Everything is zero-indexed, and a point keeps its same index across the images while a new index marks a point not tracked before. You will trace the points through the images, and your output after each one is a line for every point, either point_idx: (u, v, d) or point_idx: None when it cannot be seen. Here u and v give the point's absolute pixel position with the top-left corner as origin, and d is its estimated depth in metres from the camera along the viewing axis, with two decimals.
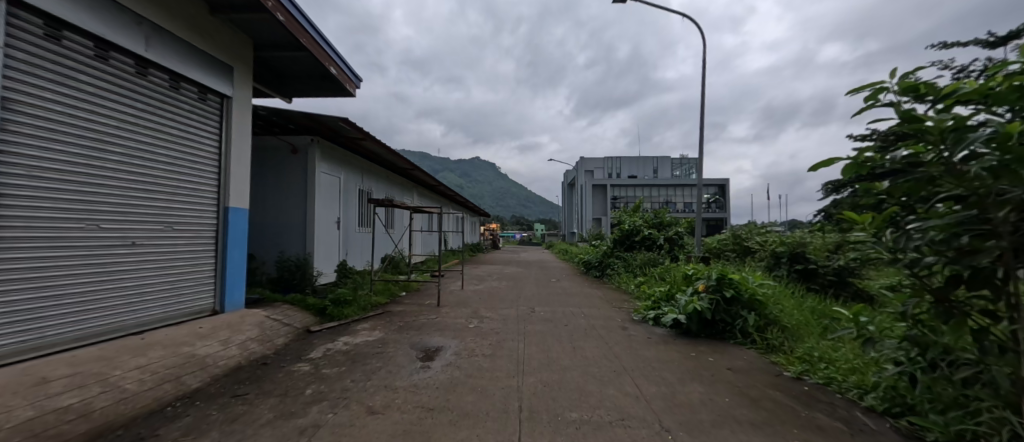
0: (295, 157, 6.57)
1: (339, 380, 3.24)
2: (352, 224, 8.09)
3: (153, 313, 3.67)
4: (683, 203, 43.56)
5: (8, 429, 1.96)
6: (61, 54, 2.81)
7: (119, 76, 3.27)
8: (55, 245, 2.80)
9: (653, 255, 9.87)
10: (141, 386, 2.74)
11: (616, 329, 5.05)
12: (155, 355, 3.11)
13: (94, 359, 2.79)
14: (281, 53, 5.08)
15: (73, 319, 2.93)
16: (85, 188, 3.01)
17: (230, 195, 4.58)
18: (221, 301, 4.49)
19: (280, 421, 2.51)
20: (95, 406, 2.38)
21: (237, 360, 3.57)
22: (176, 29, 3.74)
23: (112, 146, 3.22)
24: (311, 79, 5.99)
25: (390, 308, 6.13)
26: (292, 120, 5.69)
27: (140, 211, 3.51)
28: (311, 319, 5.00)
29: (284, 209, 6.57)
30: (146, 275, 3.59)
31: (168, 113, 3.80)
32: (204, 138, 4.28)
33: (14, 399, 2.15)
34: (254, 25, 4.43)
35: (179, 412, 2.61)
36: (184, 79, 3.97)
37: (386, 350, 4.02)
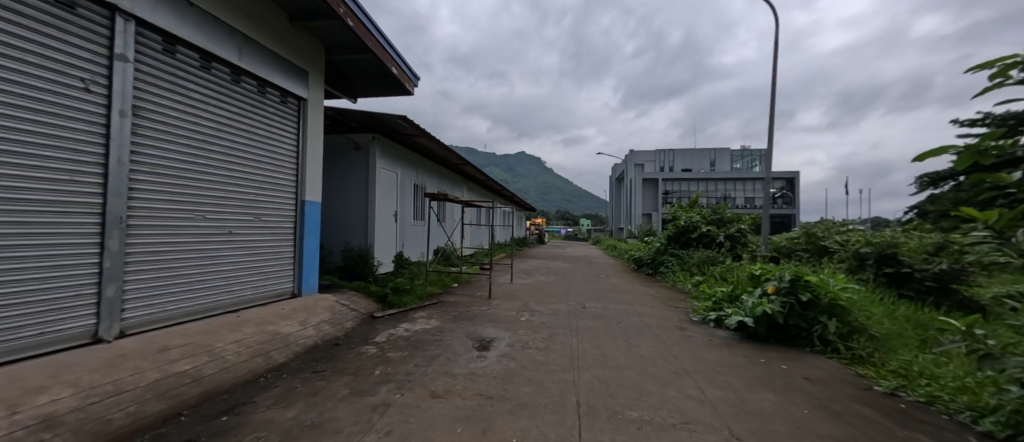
0: (357, 153, 7.01)
1: (402, 363, 3.44)
2: (409, 217, 8.53)
3: (245, 294, 4.10)
4: (742, 198, 40.52)
5: (141, 387, 2.37)
6: (174, 66, 3.22)
7: (218, 84, 3.69)
8: (171, 231, 3.24)
9: (710, 253, 9.33)
10: (238, 357, 3.11)
11: (673, 328, 4.85)
12: (248, 331, 3.50)
13: (201, 332, 3.20)
14: (348, 57, 5.41)
15: (182, 298, 3.35)
16: (192, 181, 3.43)
17: (306, 189, 4.96)
18: (298, 285, 4.88)
19: (353, 398, 2.73)
20: (204, 373, 2.76)
21: (313, 340, 3.91)
22: (263, 39, 4.14)
23: (212, 145, 3.63)
24: (373, 80, 6.32)
25: (443, 298, 6.37)
26: (355, 119, 6.06)
27: (234, 204, 3.93)
28: (374, 305, 5.36)
29: (347, 202, 7.01)
30: (241, 261, 4.03)
31: (256, 116, 4.20)
32: (285, 137, 4.67)
33: (147, 363, 2.57)
34: (325, 31, 4.77)
35: (269, 383, 2.93)
36: (270, 84, 4.38)
37: (443, 338, 4.19)
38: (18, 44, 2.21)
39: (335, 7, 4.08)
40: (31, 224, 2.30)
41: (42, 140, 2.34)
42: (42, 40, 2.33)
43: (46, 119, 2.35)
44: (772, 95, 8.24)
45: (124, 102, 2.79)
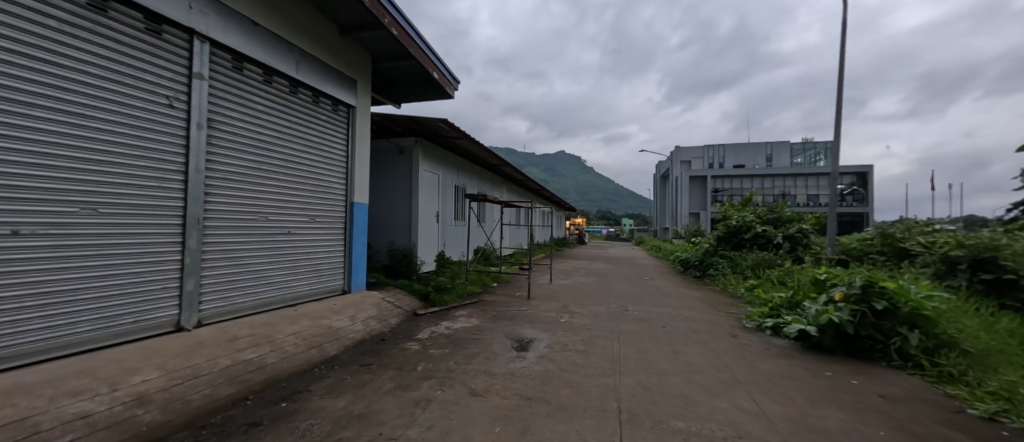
0: (401, 157, 7.32)
1: (443, 361, 3.53)
2: (450, 217, 8.77)
3: (304, 289, 4.42)
4: (803, 195, 37.14)
5: (215, 373, 2.65)
6: (242, 81, 3.56)
7: (278, 95, 4.01)
8: (240, 232, 3.58)
9: (766, 255, 8.65)
10: (296, 348, 3.36)
11: (724, 335, 4.55)
12: (304, 324, 3.77)
13: (264, 324, 3.50)
14: (393, 65, 5.66)
15: (249, 292, 3.68)
16: (256, 185, 3.76)
17: (356, 192, 5.24)
18: (348, 282, 5.17)
19: (397, 392, 2.84)
20: (267, 362, 3.02)
21: (361, 334, 4.14)
22: (317, 52, 4.44)
23: (274, 152, 3.97)
24: (416, 86, 6.56)
25: (483, 297, 6.46)
26: (399, 124, 6.32)
27: (294, 207, 4.24)
28: (417, 303, 5.56)
29: (392, 204, 7.33)
30: (299, 259, 4.33)
31: (312, 124, 4.50)
32: (338, 143, 4.97)
33: (218, 350, 2.87)
34: (373, 41, 5.03)
35: (323, 373, 3.15)
36: (324, 94, 4.66)
37: (483, 337, 4.25)
38: (118, 69, 2.57)
39: (380, 17, 4.27)
40: (132, 225, 2.68)
41: (137, 151, 2.69)
42: (136, 64, 2.68)
43: (139, 132, 2.71)
44: (840, 82, 7.47)
45: (201, 115, 3.14)
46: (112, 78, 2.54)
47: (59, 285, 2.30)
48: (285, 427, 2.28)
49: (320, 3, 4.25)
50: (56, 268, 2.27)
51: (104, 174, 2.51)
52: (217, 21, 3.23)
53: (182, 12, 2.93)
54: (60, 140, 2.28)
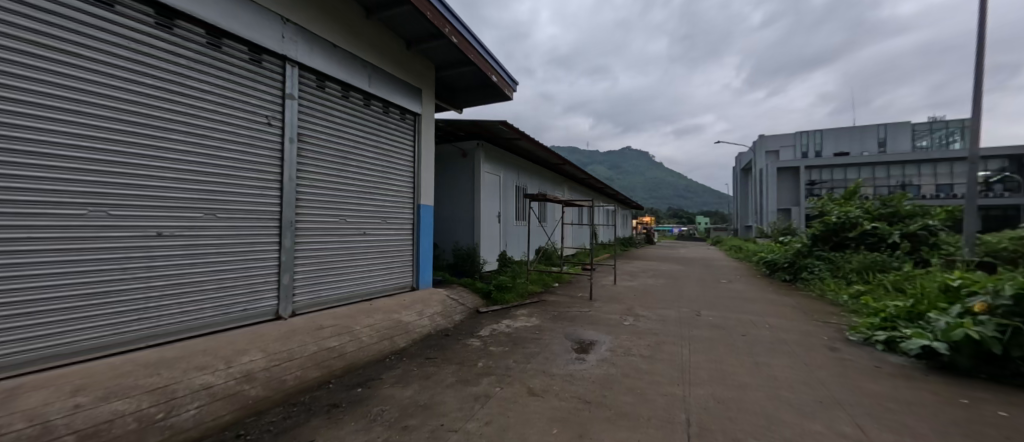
0: (465, 160, 7.61)
1: (503, 358, 3.59)
2: (512, 217, 8.90)
3: (380, 284, 4.81)
4: (932, 184, 30.71)
5: (304, 358, 3.07)
6: (324, 98, 3.99)
7: (354, 109, 4.42)
8: (325, 232, 3.99)
9: (879, 257, 7.32)
10: (370, 339, 3.69)
11: (821, 348, 3.94)
12: (378, 317, 4.10)
13: (345, 315, 3.89)
14: (455, 72, 5.91)
15: (333, 286, 4.11)
16: (338, 191, 4.18)
17: (424, 194, 5.52)
18: (416, 279, 5.40)
19: (458, 386, 2.96)
20: (346, 350, 3.38)
21: (428, 329, 4.39)
22: (387, 66, 4.81)
23: (353, 160, 4.39)
24: (477, 91, 6.76)
25: (544, 297, 6.44)
26: (461, 128, 6.58)
27: (368, 209, 4.62)
28: (479, 300, 5.73)
29: (457, 205, 7.65)
30: (373, 257, 4.69)
31: (383, 133, 4.86)
32: (408, 149, 5.32)
33: (307, 337, 3.28)
34: (435, 51, 5.30)
35: (393, 364, 3.41)
36: (393, 104, 5.00)
37: (542, 337, 4.22)
38: (230, 95, 3.11)
39: (440, 27, 4.49)
40: (241, 227, 3.20)
41: (244, 164, 3.21)
42: (243, 90, 3.21)
43: (246, 148, 3.23)
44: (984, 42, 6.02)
45: (293, 131, 3.61)
46: (226, 103, 3.08)
47: (190, 279, 2.87)
48: (360, 411, 2.56)
49: (389, 21, 4.60)
50: (190, 263, 2.86)
51: (220, 184, 3.04)
52: (304, 47, 3.69)
53: (275, 41, 3.41)
54: (189, 158, 2.83)
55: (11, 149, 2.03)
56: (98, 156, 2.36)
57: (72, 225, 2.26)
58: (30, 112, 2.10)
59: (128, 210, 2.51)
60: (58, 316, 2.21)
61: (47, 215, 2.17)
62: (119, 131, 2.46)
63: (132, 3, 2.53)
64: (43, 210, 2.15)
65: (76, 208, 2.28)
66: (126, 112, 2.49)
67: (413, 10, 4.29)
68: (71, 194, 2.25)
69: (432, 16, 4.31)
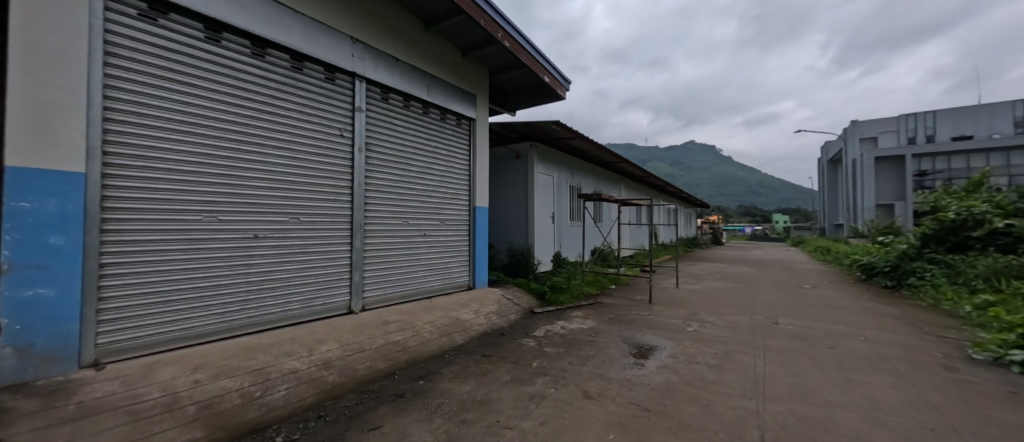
0: (518, 162, 7.69)
1: (557, 359, 3.57)
2: (566, 218, 8.80)
3: (440, 283, 5.05)
4: None
5: (373, 349, 3.34)
6: (387, 109, 4.30)
7: (415, 117, 4.67)
8: (390, 234, 4.30)
9: (1017, 260, 6.02)
10: (431, 335, 3.89)
11: (935, 366, 3.34)
12: (438, 314, 4.31)
13: (408, 311, 4.15)
14: (507, 76, 6.01)
15: (398, 284, 4.41)
16: (401, 195, 4.47)
17: (479, 197, 5.69)
18: (472, 279, 5.57)
19: (514, 384, 3.01)
20: (409, 344, 3.60)
21: (484, 327, 4.51)
22: (444, 75, 5.04)
23: (414, 166, 4.66)
24: (530, 93, 6.80)
25: (600, 299, 6.28)
26: (515, 130, 6.66)
27: (428, 212, 4.87)
28: (534, 301, 5.75)
29: (511, 207, 7.76)
30: (433, 257, 4.94)
31: (441, 138, 5.09)
32: (464, 153, 5.52)
33: (375, 331, 3.56)
34: (489, 56, 5.44)
35: (451, 359, 3.57)
36: (450, 111, 5.22)
37: (598, 340, 4.12)
38: (309, 111, 3.49)
39: (493, 33, 4.60)
40: (320, 230, 3.57)
41: (321, 172, 3.58)
42: (320, 105, 3.59)
43: (323, 157, 3.59)
44: None
45: (361, 140, 3.94)
46: (306, 119, 3.46)
47: (281, 275, 3.28)
48: (422, 402, 2.72)
49: (445, 31, 4.83)
50: (280, 262, 3.26)
51: (302, 192, 3.43)
52: (370, 63, 4.01)
53: (346, 59, 3.75)
54: (277, 169, 3.24)
55: (149, 168, 2.54)
56: (209, 171, 2.82)
57: (192, 229, 2.75)
58: (160, 135, 2.59)
59: (232, 215, 2.96)
60: (185, 304, 2.71)
61: (174, 221, 2.66)
62: (224, 149, 2.91)
63: (234, 38, 2.98)
64: (171, 216, 2.65)
65: (195, 215, 2.76)
66: (228, 131, 2.93)
67: (467, 18, 4.45)
68: (190, 203, 2.73)
69: (485, 22, 4.44)
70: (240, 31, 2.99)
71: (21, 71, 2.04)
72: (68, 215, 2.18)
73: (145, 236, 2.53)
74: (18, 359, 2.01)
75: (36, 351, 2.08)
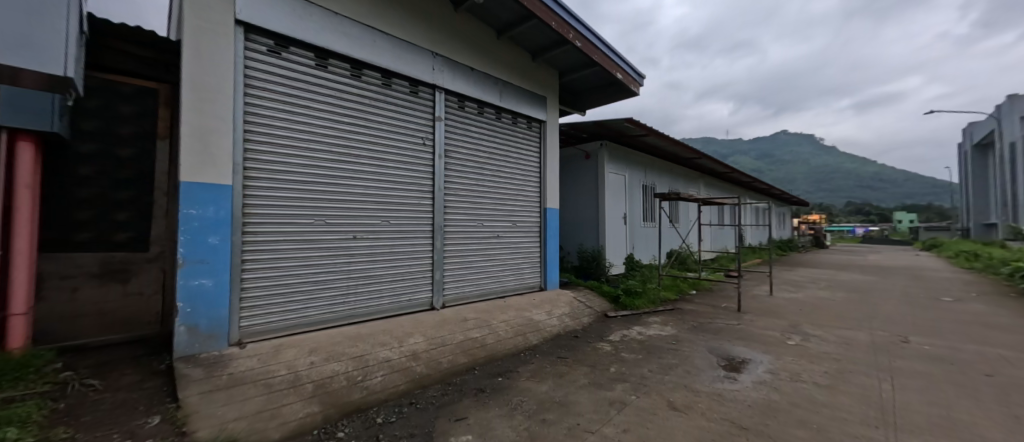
0: (588, 162, 7.57)
1: (637, 366, 3.42)
2: (639, 219, 8.41)
3: (513, 283, 5.17)
4: None
5: (455, 344, 3.54)
6: (464, 116, 4.53)
7: (488, 122, 4.85)
8: (466, 235, 4.51)
9: None
10: (506, 333, 3.99)
11: None
12: (512, 314, 4.41)
13: (484, 309, 4.32)
14: (577, 76, 5.94)
15: (474, 283, 4.61)
16: (477, 198, 4.67)
17: (550, 198, 5.71)
18: (544, 280, 5.60)
19: (592, 388, 2.96)
20: (487, 342, 3.74)
21: (557, 328, 4.51)
22: (515, 80, 5.15)
23: (489, 169, 4.83)
24: (600, 91, 6.64)
25: (679, 305, 5.88)
26: (584, 130, 6.56)
27: (501, 214, 5.01)
28: (607, 304, 5.59)
29: (581, 208, 7.65)
30: (506, 258, 5.07)
31: (512, 142, 5.21)
32: (534, 156, 5.58)
33: (455, 327, 3.76)
34: (559, 58, 5.44)
35: (527, 359, 3.62)
36: (520, 114, 5.32)
37: (681, 348, 3.86)
38: (397, 123, 3.82)
39: (564, 34, 4.59)
40: (406, 231, 3.88)
41: (407, 179, 3.89)
42: (406, 118, 3.91)
43: (408, 166, 3.91)
44: None
45: (441, 148, 4.21)
46: (395, 130, 3.80)
47: (376, 272, 3.65)
48: (503, 398, 2.81)
49: (516, 38, 4.95)
50: (375, 260, 3.63)
51: (392, 197, 3.76)
52: (448, 74, 4.27)
53: (427, 73, 4.04)
54: (371, 177, 3.60)
55: (276, 179, 3.00)
56: (318, 181, 3.24)
57: (308, 231, 3.18)
58: (283, 152, 3.04)
59: (337, 219, 3.36)
60: (304, 294, 3.16)
61: (294, 224, 3.10)
62: (330, 161, 3.32)
63: (337, 63, 3.39)
64: (292, 220, 3.09)
65: (310, 219, 3.19)
66: (333, 145, 3.34)
67: (538, 22, 4.51)
68: (306, 209, 3.16)
69: (556, 25, 4.46)
70: (343, 57, 3.40)
71: (190, 105, 2.57)
72: (221, 219, 2.68)
73: (275, 237, 3.00)
74: (189, 336, 2.54)
75: (200, 330, 2.58)
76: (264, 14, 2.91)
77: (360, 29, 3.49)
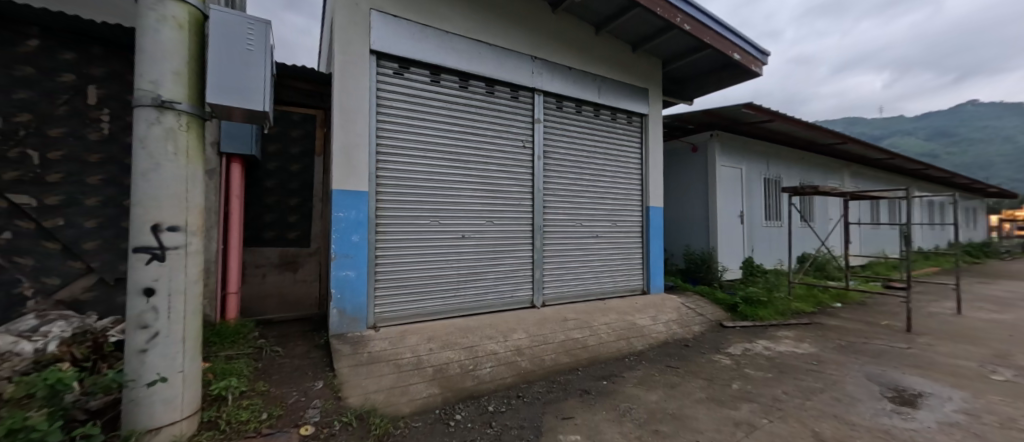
0: (695, 155, 6.92)
1: (767, 385, 2.99)
2: (759, 218, 7.33)
3: (613, 285, 4.98)
4: None
5: (557, 343, 3.57)
6: (562, 117, 4.54)
7: (586, 120, 4.76)
8: (566, 235, 4.52)
9: None
10: (609, 336, 3.88)
11: None
12: (614, 317, 4.26)
13: (585, 311, 4.27)
14: (684, 62, 5.45)
15: (573, 284, 4.57)
16: (575, 198, 4.62)
17: (652, 196, 5.36)
18: (647, 284, 5.28)
19: (712, 405, 2.67)
20: (589, 343, 3.69)
21: (664, 335, 4.20)
22: (614, 74, 4.96)
23: (587, 169, 4.75)
24: (710, 76, 5.98)
25: (818, 320, 4.95)
26: (691, 120, 6.00)
27: (601, 213, 4.88)
28: (722, 313, 5.01)
29: (687, 206, 7.03)
30: (606, 259, 4.92)
31: (611, 139, 5.03)
32: (635, 152, 5.30)
33: (557, 326, 3.81)
34: (663, 45, 5.08)
35: (633, 365, 3.46)
36: (619, 110, 5.10)
37: (826, 371, 3.24)
38: (500, 128, 4.02)
39: (671, 19, 4.27)
40: (508, 231, 4.05)
41: (508, 181, 4.06)
42: (507, 122, 4.08)
43: (509, 168, 4.08)
44: None
45: (540, 149, 4.29)
46: (497, 135, 4.00)
47: (483, 269, 3.89)
48: (610, 403, 2.73)
49: (616, 30, 4.78)
50: (481, 257, 3.87)
51: (495, 200, 3.96)
52: (547, 76, 4.33)
53: (527, 77, 4.16)
54: (477, 181, 3.85)
55: (400, 186, 3.42)
56: (433, 185, 3.59)
57: (426, 231, 3.55)
58: (406, 161, 3.45)
59: (450, 220, 3.68)
60: (425, 287, 3.54)
61: (415, 225, 3.49)
62: (442, 167, 3.65)
63: (448, 77, 3.71)
64: (413, 221, 3.48)
65: (427, 220, 3.55)
66: (445, 152, 3.66)
67: (641, 10, 4.28)
68: (424, 211, 3.53)
69: (662, 11, 4.17)
70: (452, 71, 3.70)
71: (338, 125, 3.09)
72: (361, 221, 3.16)
73: (400, 236, 3.42)
74: (340, 318, 3.06)
75: (346, 313, 3.08)
76: (392, 41, 3.35)
77: (468, 43, 3.76)
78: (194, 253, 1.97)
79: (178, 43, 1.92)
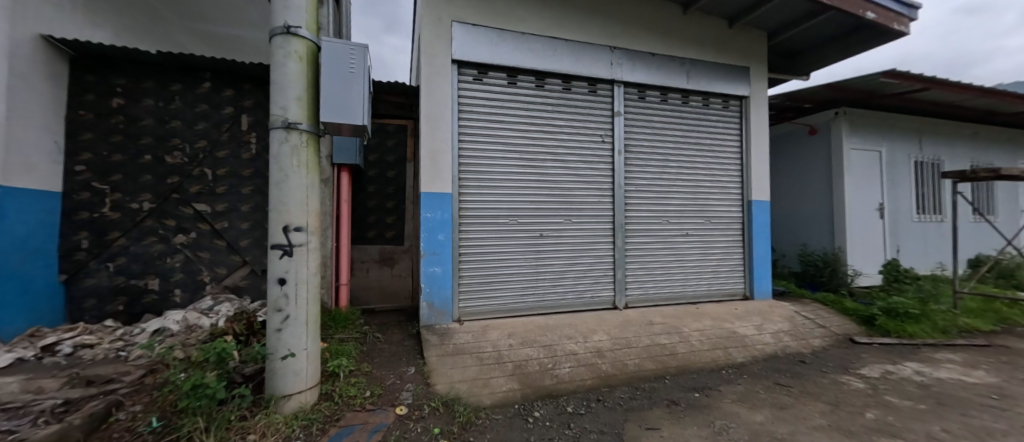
0: (813, 138, 5.87)
1: (919, 419, 2.39)
2: (907, 211, 5.91)
3: (707, 289, 4.51)
4: None
5: (642, 348, 3.36)
6: (645, 107, 4.25)
7: (673, 109, 4.38)
8: (651, 233, 4.23)
9: None
10: (702, 345, 3.52)
11: None
12: (708, 323, 3.85)
13: (673, 315, 3.94)
14: (796, 30, 4.66)
15: (659, 285, 4.26)
16: (660, 193, 4.30)
17: (755, 189, 4.70)
18: (750, 288, 4.65)
19: (837, 434, 2.24)
20: (678, 350, 3.40)
21: (773, 348, 3.65)
22: (705, 54, 4.47)
23: (674, 161, 4.37)
24: (833, 43, 5.01)
25: (1003, 342, 3.79)
26: (806, 98, 5.11)
27: (691, 209, 4.45)
28: (852, 326, 4.16)
29: (802, 198, 6.01)
30: (698, 259, 4.47)
31: (703, 126, 4.54)
32: (732, 139, 4.70)
33: (641, 330, 3.59)
34: (768, 14, 4.41)
35: (731, 378, 3.09)
36: (713, 94, 4.58)
37: (1015, 409, 2.47)
38: (577, 124, 3.93)
39: None
40: (587, 229, 3.94)
41: (587, 177, 3.94)
42: (585, 117, 3.97)
43: (588, 165, 3.96)
44: None
45: (620, 143, 4.08)
46: (574, 132, 3.92)
47: (561, 268, 3.85)
48: (702, 418, 2.47)
49: (707, 6, 4.30)
50: (560, 256, 3.84)
51: (572, 198, 3.89)
52: (627, 65, 4.09)
53: (605, 69, 3.99)
54: (554, 179, 3.83)
55: (480, 187, 3.57)
56: (511, 185, 3.67)
57: (505, 230, 3.64)
58: (485, 163, 3.59)
59: (528, 219, 3.72)
60: (505, 285, 3.64)
61: (495, 224, 3.62)
62: (520, 167, 3.70)
63: (525, 78, 3.75)
64: (493, 221, 3.61)
65: (506, 220, 3.65)
66: (522, 152, 3.71)
67: None
68: (503, 211, 3.63)
69: None
70: (529, 71, 3.73)
71: (425, 133, 3.35)
72: (445, 221, 3.38)
73: (481, 235, 3.57)
74: (429, 311, 3.32)
75: (435, 306, 3.33)
76: (472, 49, 3.51)
77: (543, 42, 3.76)
78: (313, 250, 2.32)
79: (299, 74, 2.28)
